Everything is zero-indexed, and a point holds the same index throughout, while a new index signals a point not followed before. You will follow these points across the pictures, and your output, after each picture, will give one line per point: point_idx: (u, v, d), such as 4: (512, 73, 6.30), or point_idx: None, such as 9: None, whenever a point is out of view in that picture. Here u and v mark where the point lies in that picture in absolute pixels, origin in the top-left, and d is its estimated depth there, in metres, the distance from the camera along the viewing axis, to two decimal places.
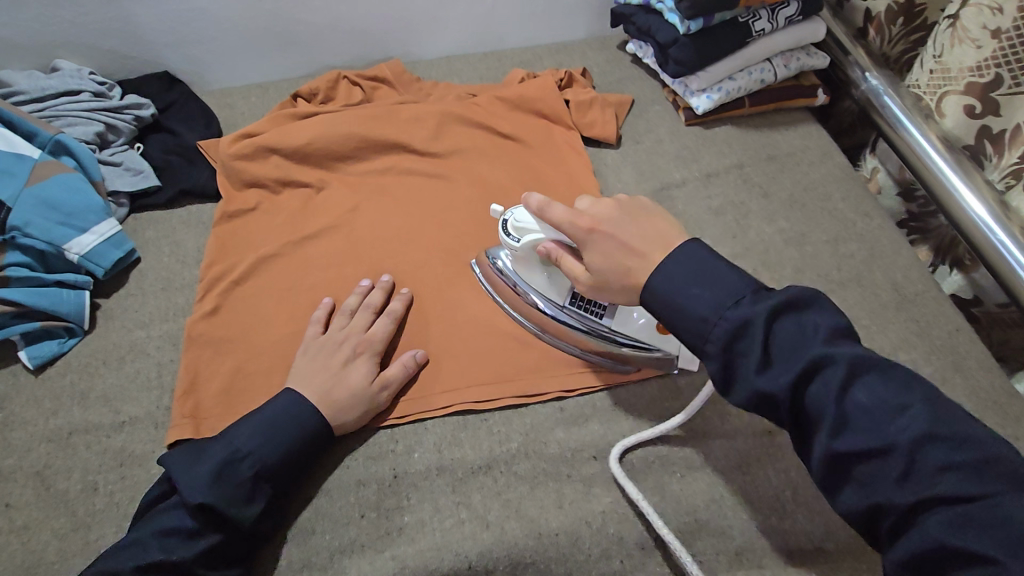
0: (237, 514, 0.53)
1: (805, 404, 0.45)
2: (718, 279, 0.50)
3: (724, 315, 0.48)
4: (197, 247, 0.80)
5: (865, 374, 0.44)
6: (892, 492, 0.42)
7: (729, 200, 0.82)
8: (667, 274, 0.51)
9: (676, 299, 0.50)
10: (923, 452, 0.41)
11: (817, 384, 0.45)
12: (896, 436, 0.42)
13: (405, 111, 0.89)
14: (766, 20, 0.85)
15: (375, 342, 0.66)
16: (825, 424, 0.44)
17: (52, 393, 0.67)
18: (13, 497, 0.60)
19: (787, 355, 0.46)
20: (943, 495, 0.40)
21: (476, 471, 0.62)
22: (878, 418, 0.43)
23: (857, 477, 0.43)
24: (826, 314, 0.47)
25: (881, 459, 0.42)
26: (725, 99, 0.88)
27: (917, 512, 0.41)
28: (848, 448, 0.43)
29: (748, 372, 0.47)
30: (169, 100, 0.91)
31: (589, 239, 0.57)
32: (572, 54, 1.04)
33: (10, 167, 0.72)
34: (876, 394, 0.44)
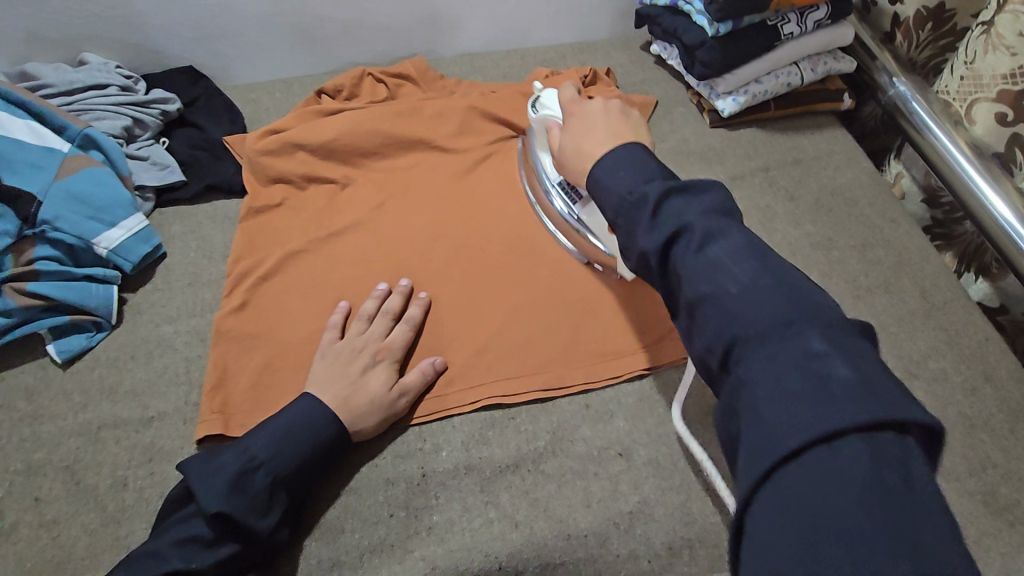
0: (252, 525, 0.52)
1: (671, 260, 0.44)
2: (642, 168, 0.50)
3: (633, 190, 0.48)
4: (223, 242, 0.80)
5: (718, 236, 0.42)
6: (718, 333, 0.39)
7: (756, 203, 0.82)
8: (606, 161, 0.51)
9: (603, 177, 0.51)
10: (748, 296, 0.39)
11: (682, 244, 0.43)
12: (729, 281, 0.40)
13: (430, 108, 0.89)
14: (796, 23, 0.84)
15: (394, 349, 0.66)
16: (683, 276, 0.43)
17: (81, 387, 0.67)
18: (43, 491, 0.61)
19: (666, 219, 0.45)
20: (751, 331, 0.38)
21: (504, 470, 0.61)
22: (720, 267, 0.41)
23: (698, 325, 0.41)
24: (714, 196, 0.46)
25: (709, 304, 0.40)
26: (751, 102, 0.88)
27: (733, 352, 0.38)
28: (693, 294, 0.41)
29: (640, 230, 0.45)
30: (193, 94, 0.91)
31: (569, 122, 0.64)
32: (595, 55, 1.04)
33: (39, 161, 0.72)
34: (729, 251, 0.42)
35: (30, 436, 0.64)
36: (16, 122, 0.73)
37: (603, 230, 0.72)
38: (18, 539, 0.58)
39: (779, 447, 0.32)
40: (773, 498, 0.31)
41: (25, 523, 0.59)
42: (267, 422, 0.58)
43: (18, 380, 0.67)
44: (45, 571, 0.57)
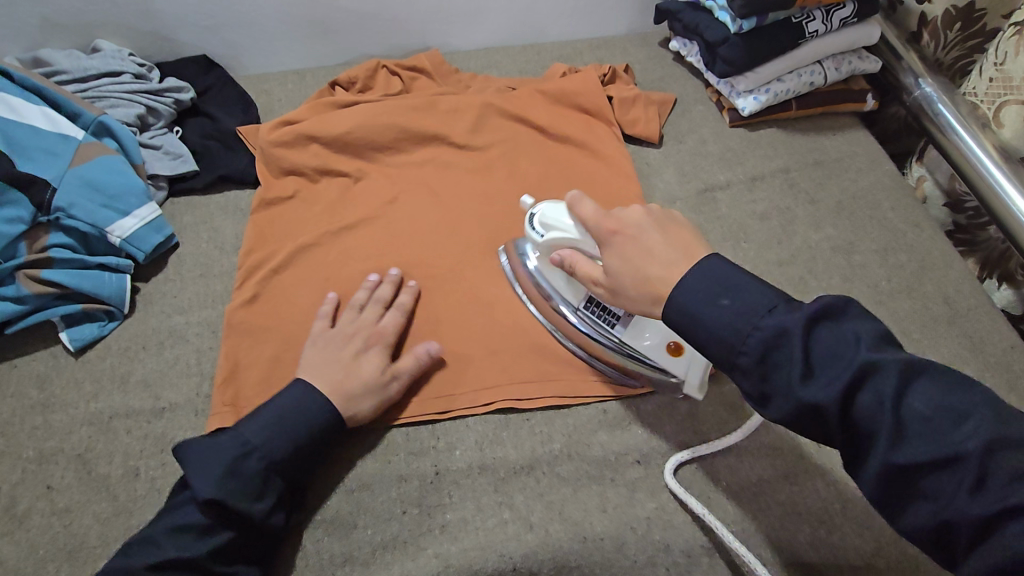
0: (245, 509, 0.52)
1: (855, 414, 0.40)
2: (745, 287, 0.45)
3: (757, 325, 0.43)
4: (235, 234, 0.79)
5: (917, 379, 0.40)
6: (964, 503, 0.37)
7: (775, 204, 0.80)
8: (691, 279, 0.46)
9: (701, 316, 0.45)
10: (993, 461, 0.37)
11: (866, 394, 0.40)
12: (962, 442, 0.37)
13: (445, 103, 0.88)
14: (820, 22, 0.83)
15: (386, 333, 0.66)
16: (881, 435, 0.39)
17: (92, 376, 0.67)
18: (55, 480, 0.60)
19: (830, 364, 0.41)
20: (1017, 506, 0.36)
21: (519, 471, 0.61)
22: (941, 426, 0.38)
23: (920, 488, 0.38)
24: (866, 322, 0.43)
25: (949, 470, 0.38)
26: (773, 101, 0.86)
27: (997, 528, 0.36)
28: (907, 459, 0.38)
29: (789, 380, 0.42)
30: (206, 84, 0.91)
31: (608, 241, 0.53)
32: (613, 50, 1.02)
33: (54, 147, 0.71)
34: (936, 399, 0.39)
35: (42, 424, 0.64)
36: (31, 107, 0.72)
37: (664, 349, 0.62)
38: (31, 526, 0.58)
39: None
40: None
41: (37, 511, 0.59)
42: (259, 410, 0.57)
43: (30, 368, 0.67)
44: (57, 559, 0.56)
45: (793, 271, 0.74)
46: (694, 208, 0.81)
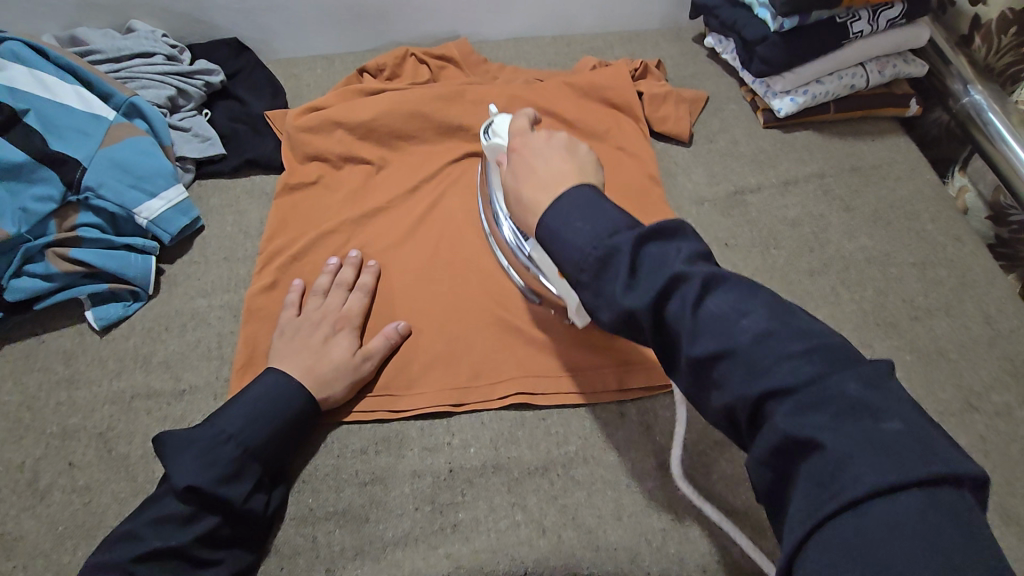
0: (223, 494, 0.52)
1: (665, 321, 0.41)
2: (599, 212, 0.45)
3: (596, 243, 0.43)
4: (259, 219, 0.79)
5: (719, 285, 0.40)
6: (741, 388, 0.37)
7: (809, 211, 0.78)
8: (560, 209, 0.46)
9: (560, 236, 0.45)
10: (763, 347, 0.37)
11: (675, 301, 0.40)
12: (739, 335, 0.38)
13: (473, 94, 0.87)
14: (867, 22, 0.79)
15: (353, 317, 0.67)
16: (682, 333, 0.40)
17: (115, 355, 0.68)
18: (76, 457, 0.61)
19: (650, 273, 0.41)
20: (778, 385, 0.36)
21: (533, 472, 0.60)
22: (727, 322, 0.38)
23: (715, 381, 0.39)
24: (690, 242, 0.43)
25: (729, 361, 0.38)
26: (811, 103, 0.83)
27: (766, 406, 0.36)
28: (702, 352, 0.39)
29: (614, 290, 0.41)
30: (236, 66, 0.91)
31: (509, 158, 0.56)
32: (645, 44, 1.00)
33: (85, 127, 0.72)
34: (731, 301, 0.39)
35: (66, 400, 0.65)
36: (65, 86, 0.73)
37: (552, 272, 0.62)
38: (51, 502, 0.59)
39: (837, 499, 0.31)
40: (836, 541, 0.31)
41: (58, 487, 0.60)
42: (234, 401, 0.57)
43: (57, 344, 0.68)
44: (75, 535, 0.57)
45: (824, 281, 0.72)
46: (723, 211, 0.78)
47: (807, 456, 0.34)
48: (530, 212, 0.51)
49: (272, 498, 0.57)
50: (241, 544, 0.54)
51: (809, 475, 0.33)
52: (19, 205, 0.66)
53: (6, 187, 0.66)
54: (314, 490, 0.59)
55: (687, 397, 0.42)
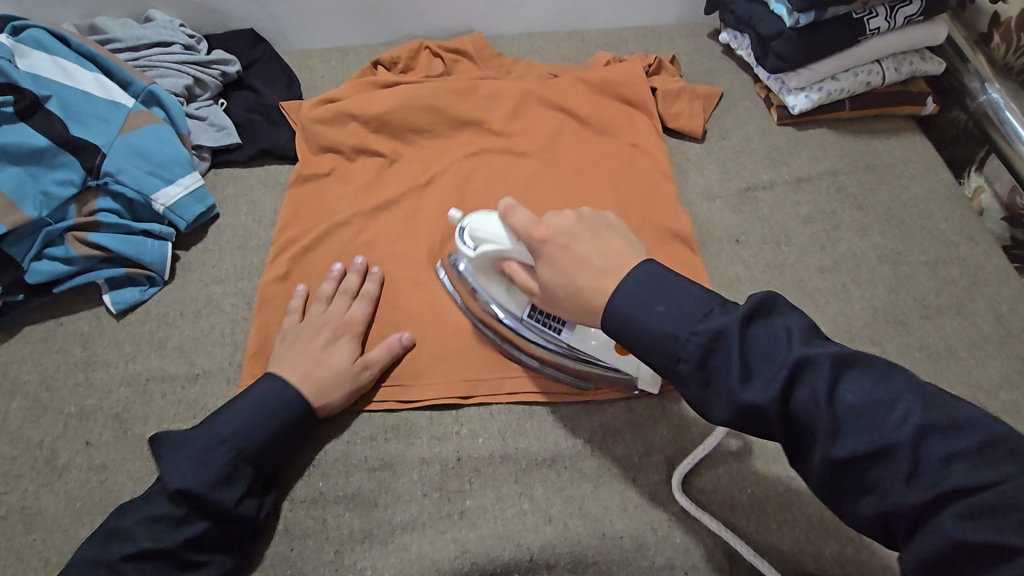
0: (213, 498, 0.52)
1: (794, 410, 0.40)
2: (682, 294, 0.44)
3: (693, 330, 0.43)
4: (273, 209, 0.80)
5: (851, 373, 0.40)
6: (901, 492, 0.37)
7: (820, 208, 0.77)
8: (632, 295, 0.45)
9: (642, 321, 0.44)
10: (923, 447, 0.37)
11: (803, 389, 0.40)
12: (894, 433, 0.37)
13: (485, 88, 0.87)
14: (884, 18, 0.79)
15: (354, 324, 0.66)
16: (821, 431, 0.39)
17: (132, 338, 0.69)
18: (93, 437, 0.63)
19: (765, 362, 0.41)
20: (955, 488, 0.36)
21: (540, 463, 0.61)
22: (870, 417, 0.38)
23: (866, 484, 0.39)
24: (793, 318, 0.43)
25: (886, 461, 0.38)
26: (826, 100, 0.83)
27: (934, 514, 0.36)
28: (848, 452, 0.38)
29: (730, 382, 0.41)
30: (252, 57, 0.92)
31: (538, 251, 0.52)
32: (660, 40, 1.00)
33: (106, 114, 0.73)
34: (866, 391, 0.39)
35: (83, 381, 0.66)
36: (86, 74, 0.74)
37: (610, 351, 0.60)
38: (69, 479, 0.60)
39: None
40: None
41: (75, 465, 0.61)
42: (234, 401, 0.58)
43: (75, 326, 0.70)
44: (91, 513, 0.59)
45: (835, 278, 0.71)
46: (735, 207, 0.78)
47: (980, 563, 0.34)
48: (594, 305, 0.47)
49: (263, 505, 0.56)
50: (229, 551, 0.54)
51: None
52: (40, 189, 0.68)
53: (28, 171, 0.68)
54: (324, 475, 0.60)
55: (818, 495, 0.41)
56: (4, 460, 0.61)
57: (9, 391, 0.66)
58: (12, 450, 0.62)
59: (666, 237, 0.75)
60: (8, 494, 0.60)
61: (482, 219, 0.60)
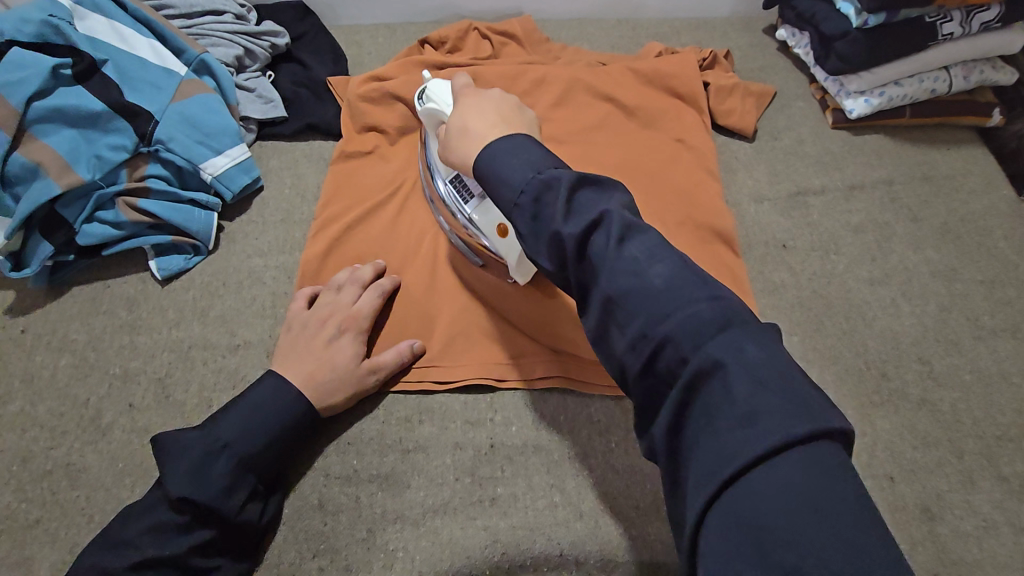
0: (216, 506, 0.52)
1: (587, 254, 0.39)
2: (543, 150, 0.45)
3: (535, 175, 0.43)
4: (316, 184, 0.80)
5: (637, 231, 0.39)
6: (642, 327, 0.36)
7: (873, 218, 0.75)
8: (501, 148, 0.46)
9: (501, 163, 0.45)
10: (676, 293, 0.36)
11: (601, 235, 0.39)
12: (653, 277, 0.37)
13: (533, 72, 0.86)
14: (958, 23, 0.75)
15: (360, 318, 0.64)
16: (599, 270, 0.38)
17: (175, 305, 0.70)
18: (137, 399, 0.64)
19: (583, 210, 0.41)
20: (688, 326, 0.35)
21: (573, 456, 0.61)
22: (641, 265, 0.38)
23: (622, 324, 0.37)
24: (620, 196, 0.42)
25: (638, 301, 0.37)
26: (887, 106, 0.80)
27: (662, 353, 0.35)
28: (614, 289, 0.37)
29: (553, 220, 0.41)
30: (301, 30, 0.91)
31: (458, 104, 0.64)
32: (714, 34, 0.97)
33: (158, 81, 0.74)
34: (648, 249, 0.38)
35: (128, 344, 0.68)
36: (141, 40, 0.74)
37: (493, 230, 0.63)
38: (112, 439, 0.62)
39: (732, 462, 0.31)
40: (733, 507, 0.30)
41: (119, 426, 0.63)
42: (230, 406, 0.57)
43: (121, 290, 0.71)
44: (132, 473, 0.60)
45: (885, 292, 0.70)
46: (784, 211, 0.76)
47: (699, 405, 0.33)
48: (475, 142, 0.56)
49: (267, 508, 0.56)
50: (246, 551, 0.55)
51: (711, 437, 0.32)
52: (94, 153, 0.68)
53: (82, 135, 0.69)
54: (358, 453, 0.61)
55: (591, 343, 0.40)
56: (51, 416, 0.63)
57: (58, 348, 0.67)
58: (60, 406, 0.64)
59: (709, 237, 0.74)
60: (55, 449, 0.61)
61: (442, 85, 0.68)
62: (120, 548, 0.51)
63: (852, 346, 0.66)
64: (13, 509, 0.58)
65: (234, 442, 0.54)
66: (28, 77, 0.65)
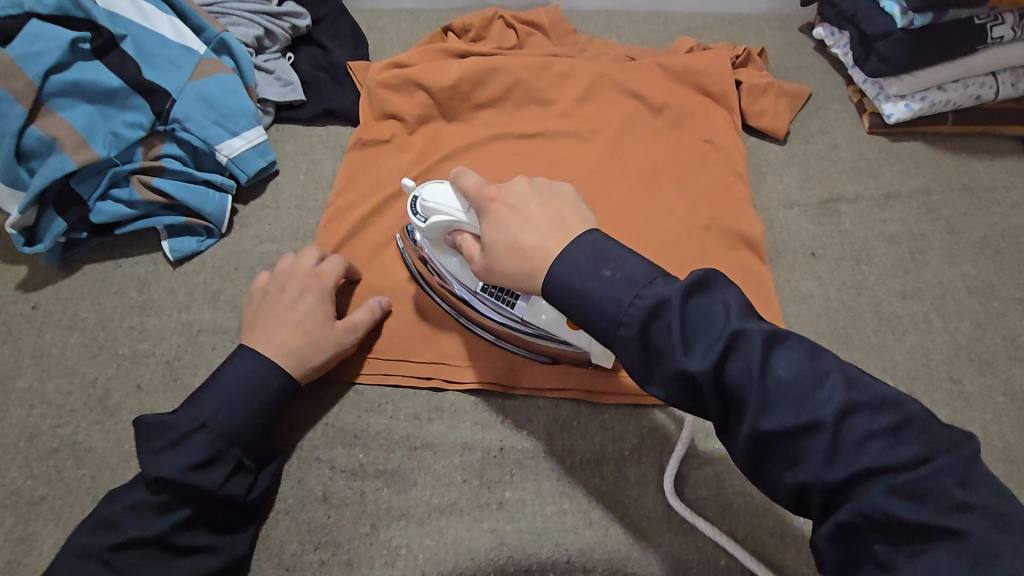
0: (196, 481, 0.50)
1: (727, 382, 0.38)
2: (627, 259, 0.42)
3: (639, 296, 0.40)
4: (332, 171, 0.79)
5: (782, 345, 0.38)
6: (820, 468, 0.36)
7: (908, 229, 0.72)
8: (572, 261, 0.43)
9: (589, 289, 0.41)
10: (847, 424, 0.35)
11: (740, 362, 0.37)
12: (819, 409, 0.36)
13: (558, 65, 0.83)
14: (1010, 27, 0.72)
15: (324, 279, 0.63)
16: (749, 402, 0.37)
17: (186, 287, 0.69)
18: (144, 380, 0.64)
19: (705, 333, 0.39)
20: (872, 465, 0.34)
21: (585, 463, 0.59)
22: (801, 392, 0.36)
23: (788, 458, 0.37)
24: (737, 292, 0.40)
25: (810, 436, 0.36)
26: (927, 111, 0.77)
27: (848, 490, 0.35)
28: (774, 426, 0.36)
29: (674, 355, 0.39)
30: (323, 12, 0.90)
31: (486, 208, 0.50)
32: (747, 30, 0.94)
33: (177, 59, 0.72)
34: (797, 367, 0.37)
35: (138, 325, 0.67)
36: (161, 16, 0.73)
37: (560, 326, 0.57)
38: (119, 420, 0.61)
39: None
40: None
41: (126, 407, 0.62)
42: (207, 386, 0.54)
43: (133, 270, 0.70)
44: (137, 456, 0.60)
45: (918, 306, 0.66)
46: (814, 218, 0.73)
47: (895, 545, 0.34)
48: (538, 263, 0.45)
49: (258, 481, 0.55)
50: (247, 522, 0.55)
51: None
52: (110, 130, 0.67)
53: (99, 111, 0.68)
54: (365, 447, 0.59)
55: (743, 469, 0.40)
56: (59, 394, 0.63)
57: (68, 326, 0.67)
58: (68, 384, 0.63)
59: (734, 242, 0.71)
60: (62, 427, 0.61)
61: (436, 187, 0.56)
62: (105, 529, 0.49)
63: (881, 362, 0.63)
64: (19, 485, 0.58)
65: (222, 421, 0.53)
66: (47, 49, 0.64)
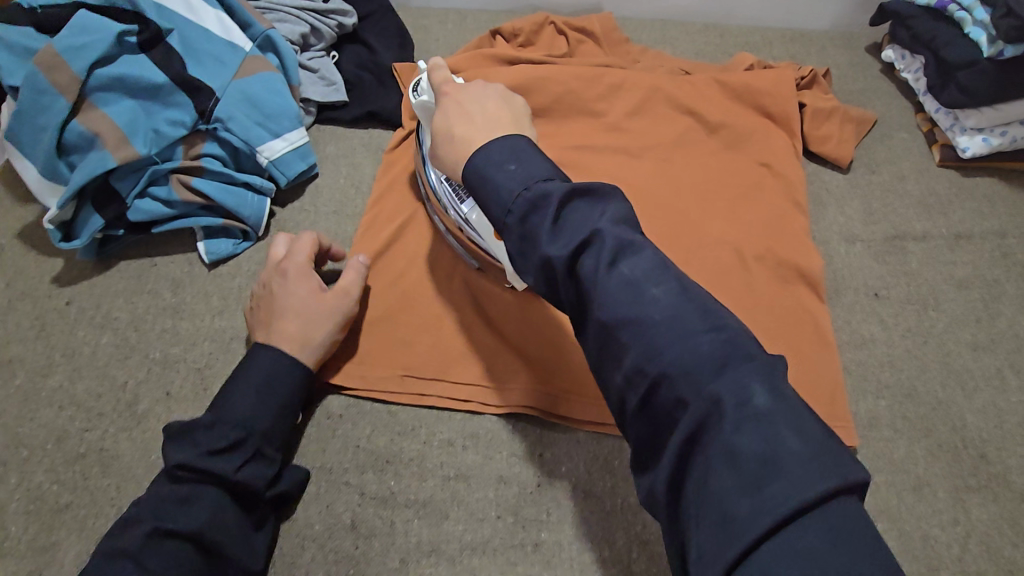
0: (214, 467, 0.49)
1: (579, 275, 0.36)
2: (535, 159, 0.40)
3: (528, 187, 0.39)
4: (372, 176, 0.76)
5: (631, 249, 0.36)
6: (634, 362, 0.33)
7: (980, 274, 0.68)
8: (488, 151, 0.41)
9: (492, 176, 0.40)
10: (671, 321, 0.33)
11: (591, 258, 0.36)
12: (649, 304, 0.34)
13: (610, 76, 0.79)
14: None
15: (299, 259, 0.61)
16: (591, 294, 0.35)
17: (220, 291, 0.68)
18: (174, 388, 0.62)
19: (570, 230, 0.37)
20: (682, 363, 0.32)
21: (626, 508, 0.56)
22: (636, 289, 0.34)
23: (617, 354, 0.34)
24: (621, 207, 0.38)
25: (634, 331, 0.34)
26: (1007, 147, 0.72)
27: (658, 391, 0.32)
28: (608, 317, 0.34)
29: (540, 237, 0.37)
30: (369, 10, 0.87)
31: (440, 103, 0.50)
32: (810, 48, 0.89)
33: (222, 56, 0.70)
34: (646, 269, 0.35)
35: (170, 328, 0.65)
36: (208, 10, 0.71)
37: (488, 234, 0.60)
38: (147, 428, 0.60)
39: (736, 529, 0.27)
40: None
41: (155, 414, 0.61)
42: (234, 381, 0.54)
43: (167, 270, 0.69)
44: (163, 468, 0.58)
45: (989, 360, 0.63)
46: (878, 256, 0.69)
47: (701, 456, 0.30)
48: (462, 150, 0.45)
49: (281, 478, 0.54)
50: (266, 521, 0.53)
51: (709, 486, 0.29)
52: (152, 127, 0.66)
53: (142, 107, 0.66)
54: (396, 473, 0.57)
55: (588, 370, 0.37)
56: (88, 396, 0.61)
57: (100, 325, 0.65)
58: (98, 387, 0.62)
59: (791, 276, 0.67)
60: (90, 431, 0.60)
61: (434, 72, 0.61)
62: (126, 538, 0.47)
63: (947, 418, 0.60)
64: (44, 491, 0.57)
65: (251, 422, 0.52)
66: (92, 43, 0.62)
